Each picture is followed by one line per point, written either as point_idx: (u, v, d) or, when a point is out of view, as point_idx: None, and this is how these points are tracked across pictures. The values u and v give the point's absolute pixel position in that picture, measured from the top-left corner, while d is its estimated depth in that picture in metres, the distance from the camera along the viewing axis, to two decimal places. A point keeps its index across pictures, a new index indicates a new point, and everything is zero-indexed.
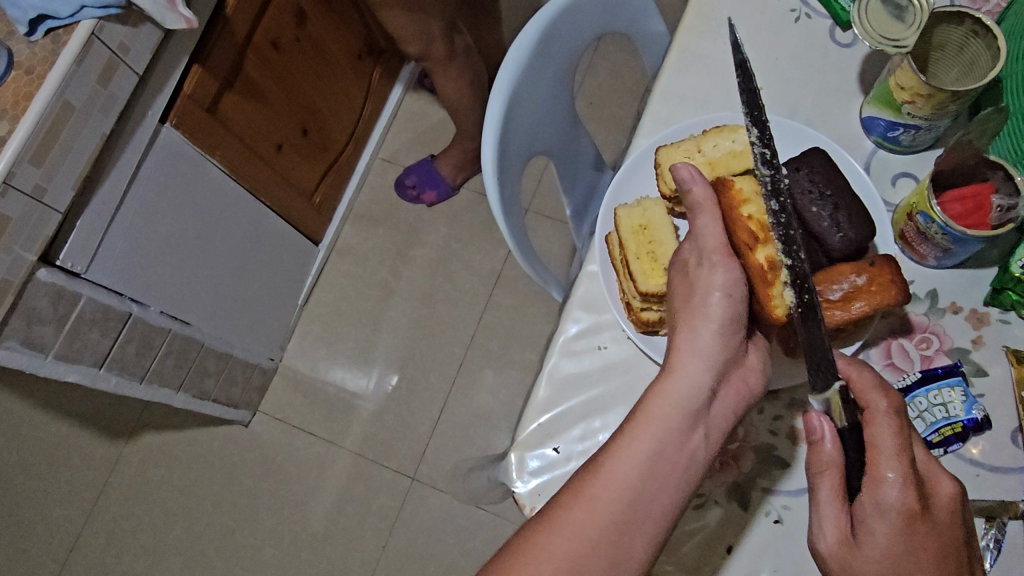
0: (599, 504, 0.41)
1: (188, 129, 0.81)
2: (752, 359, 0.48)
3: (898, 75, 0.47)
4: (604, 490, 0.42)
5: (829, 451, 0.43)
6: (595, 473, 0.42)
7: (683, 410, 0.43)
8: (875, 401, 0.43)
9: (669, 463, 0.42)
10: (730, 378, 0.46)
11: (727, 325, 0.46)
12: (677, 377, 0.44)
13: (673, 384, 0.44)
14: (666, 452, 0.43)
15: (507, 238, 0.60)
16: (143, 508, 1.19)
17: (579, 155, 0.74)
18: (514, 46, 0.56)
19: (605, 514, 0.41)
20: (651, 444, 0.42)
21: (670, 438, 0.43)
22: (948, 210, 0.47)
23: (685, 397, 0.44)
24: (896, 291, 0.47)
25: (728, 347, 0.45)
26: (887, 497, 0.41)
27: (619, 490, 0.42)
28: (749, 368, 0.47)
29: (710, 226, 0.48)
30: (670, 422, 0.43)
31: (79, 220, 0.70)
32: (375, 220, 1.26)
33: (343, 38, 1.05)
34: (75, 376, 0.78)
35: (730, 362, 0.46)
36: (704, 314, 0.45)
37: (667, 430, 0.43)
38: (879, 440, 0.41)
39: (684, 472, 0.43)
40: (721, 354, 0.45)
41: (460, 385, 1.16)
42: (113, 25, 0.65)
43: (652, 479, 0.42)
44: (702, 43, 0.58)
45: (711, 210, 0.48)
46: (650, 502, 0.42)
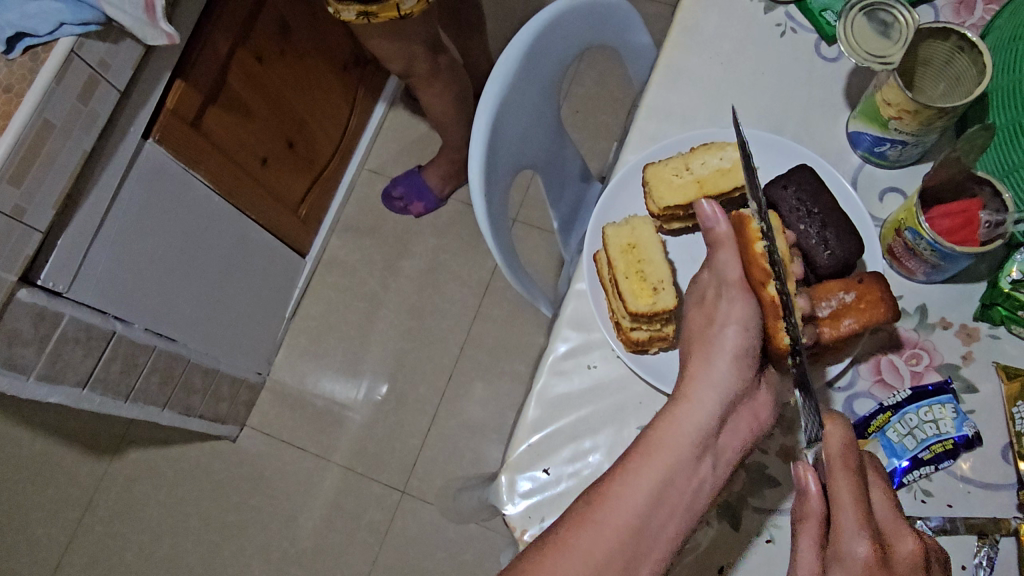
0: (607, 532, 0.41)
1: (172, 145, 0.80)
2: (764, 392, 0.47)
3: (883, 90, 0.47)
4: (616, 516, 0.41)
5: (811, 500, 0.43)
6: (603, 496, 0.42)
7: (693, 440, 0.43)
8: (836, 460, 0.44)
9: (676, 492, 0.42)
10: (740, 410, 0.45)
11: (744, 358, 0.45)
12: (692, 406, 0.44)
13: (686, 411, 0.44)
14: (676, 480, 0.42)
15: (495, 254, 0.59)
16: (129, 526, 1.17)
17: (566, 168, 0.74)
18: (500, 61, 0.55)
19: (613, 538, 0.41)
20: (663, 471, 0.42)
21: (679, 466, 0.42)
22: (936, 225, 0.47)
23: (696, 427, 0.43)
24: (885, 309, 0.47)
25: (744, 379, 0.45)
26: (846, 554, 0.42)
27: (626, 517, 0.41)
28: (759, 402, 0.46)
29: (730, 262, 0.47)
30: (682, 451, 0.43)
31: (60, 238, 0.69)
32: (362, 231, 1.25)
33: (328, 51, 1.04)
34: (58, 397, 0.77)
35: (745, 392, 0.45)
36: (722, 348, 0.45)
37: (679, 457, 0.42)
38: (839, 492, 0.43)
39: (693, 502, 0.43)
40: (736, 386, 0.45)
41: (449, 396, 1.15)
42: (93, 42, 0.65)
43: (662, 507, 0.42)
44: (687, 58, 0.58)
45: (728, 247, 0.48)
46: (657, 532, 0.42)
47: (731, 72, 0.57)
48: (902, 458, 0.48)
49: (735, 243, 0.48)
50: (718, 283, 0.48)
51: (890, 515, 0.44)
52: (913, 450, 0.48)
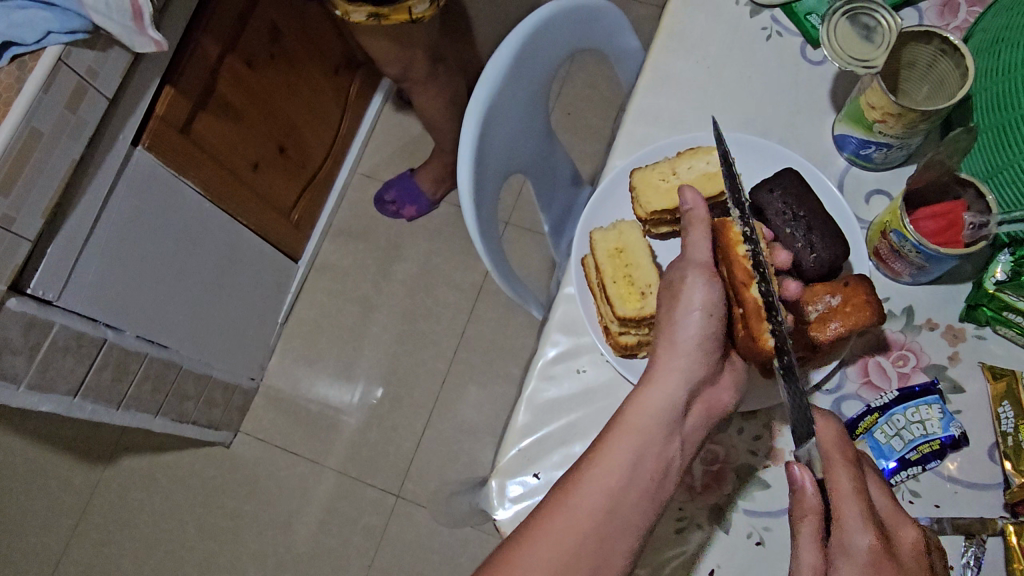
0: (578, 515, 0.42)
1: (161, 151, 0.80)
2: (726, 376, 0.47)
3: (868, 94, 0.48)
4: (587, 500, 0.42)
5: (809, 497, 0.43)
6: (575, 482, 0.43)
7: (661, 423, 0.44)
8: (833, 453, 0.44)
9: (645, 475, 0.43)
10: (704, 394, 0.45)
11: (706, 343, 0.45)
12: (660, 389, 0.44)
13: (653, 395, 0.44)
14: (644, 462, 0.43)
15: (485, 258, 0.60)
16: (123, 533, 1.17)
17: (556, 171, 0.74)
18: (488, 66, 0.55)
19: (585, 523, 0.42)
20: (630, 454, 0.43)
21: (647, 450, 0.43)
22: (921, 227, 0.48)
23: (663, 410, 0.44)
24: (870, 312, 0.47)
25: (708, 364, 0.45)
26: (849, 544, 0.42)
27: (597, 501, 0.42)
28: (722, 386, 0.46)
29: (700, 244, 0.48)
30: (650, 434, 0.43)
31: (50, 247, 0.69)
32: (355, 235, 1.25)
33: (318, 55, 1.04)
34: (49, 406, 0.77)
35: (708, 376, 0.45)
36: (687, 335, 0.45)
37: (647, 440, 0.43)
38: (837, 482, 0.43)
39: (662, 484, 0.43)
40: (700, 370, 0.45)
41: (443, 400, 1.15)
42: (81, 51, 0.65)
43: (634, 489, 0.42)
44: (674, 62, 0.58)
45: (701, 230, 0.48)
46: (630, 514, 0.42)
47: (718, 75, 0.57)
48: (890, 459, 0.48)
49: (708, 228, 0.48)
50: (685, 266, 0.47)
51: (889, 506, 0.44)
52: (901, 451, 0.48)
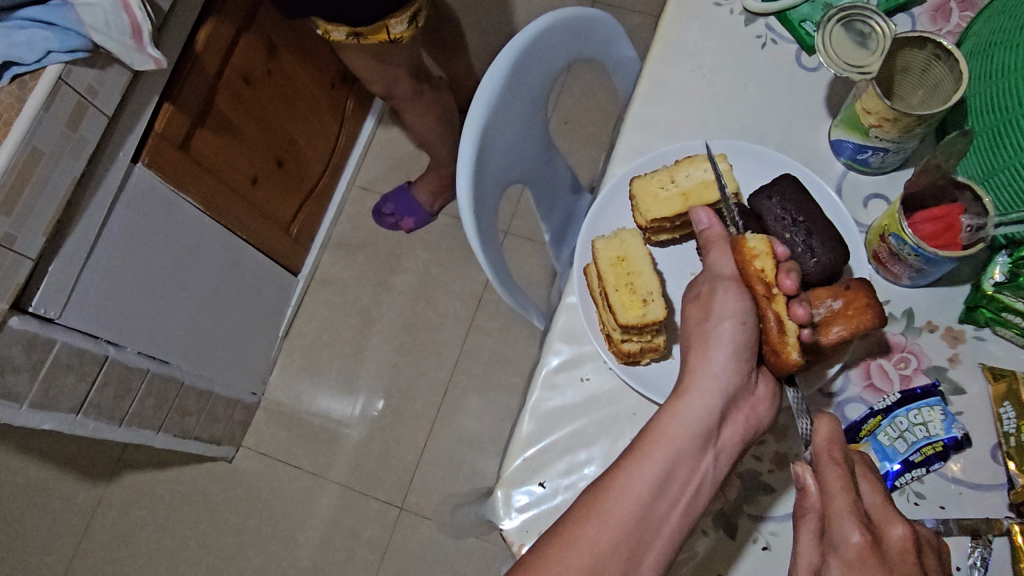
0: (611, 519, 0.42)
1: (161, 168, 0.80)
2: (761, 387, 0.48)
3: (863, 99, 0.48)
4: (619, 508, 0.43)
5: (813, 497, 0.45)
6: (608, 487, 0.43)
7: (695, 432, 0.44)
8: (824, 455, 0.44)
9: (678, 483, 0.43)
10: (739, 407, 0.46)
11: (738, 352, 0.46)
12: (696, 399, 0.45)
13: (690, 404, 0.45)
14: (678, 470, 0.44)
15: (486, 268, 0.60)
16: (126, 550, 1.16)
17: (555, 181, 0.75)
18: (486, 77, 0.56)
19: (617, 530, 0.42)
20: (664, 463, 0.43)
21: (681, 458, 0.44)
22: (919, 230, 0.48)
23: (697, 419, 0.44)
24: (873, 314, 0.47)
25: (743, 373, 0.46)
26: (838, 548, 0.42)
27: (631, 508, 0.42)
28: (758, 397, 0.47)
29: (721, 261, 0.49)
30: (684, 444, 0.44)
31: (51, 266, 0.69)
32: (353, 247, 1.26)
33: (316, 70, 1.05)
34: (51, 424, 0.77)
35: (742, 386, 0.46)
36: (726, 344, 0.46)
37: (681, 449, 0.44)
38: (828, 480, 0.43)
39: (694, 498, 0.44)
40: (734, 382, 0.45)
41: (446, 411, 1.15)
42: (80, 69, 0.65)
43: (664, 500, 0.43)
44: (670, 70, 0.58)
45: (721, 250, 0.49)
46: (660, 524, 0.43)
47: (714, 83, 0.58)
48: (893, 461, 0.48)
49: (726, 244, 0.49)
50: (711, 279, 0.49)
51: (880, 504, 0.43)
52: (904, 453, 0.48)
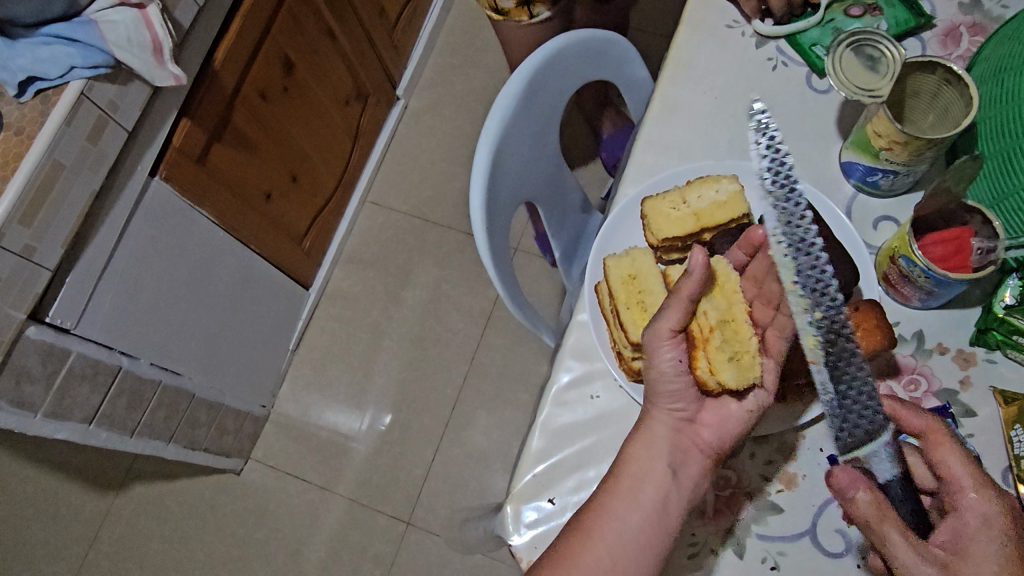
0: (594, 542, 0.46)
1: (178, 182, 0.81)
2: (708, 415, 0.50)
3: (874, 122, 0.48)
4: (603, 529, 0.46)
5: (864, 498, 0.44)
6: (593, 512, 0.47)
7: (652, 456, 0.48)
8: (938, 439, 0.45)
9: (647, 502, 0.47)
10: (687, 434, 0.49)
11: (673, 387, 0.48)
12: (649, 429, 0.49)
13: (647, 432, 0.49)
14: (643, 488, 0.47)
15: (496, 284, 0.61)
16: (133, 561, 1.17)
17: (567, 198, 0.75)
18: (500, 98, 0.57)
19: (599, 552, 0.46)
20: (629, 485, 0.47)
21: (644, 478, 0.47)
22: (929, 252, 0.48)
23: (650, 448, 0.48)
24: (881, 335, 0.48)
25: (687, 405, 0.49)
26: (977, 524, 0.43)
27: (609, 528, 0.46)
28: (703, 423, 0.49)
29: (668, 313, 0.47)
30: (649, 464, 0.48)
31: (68, 278, 0.70)
32: (365, 262, 1.27)
33: (331, 87, 1.07)
34: (64, 434, 0.78)
35: (685, 413, 0.49)
36: (660, 385, 0.48)
37: (649, 470, 0.48)
38: (947, 461, 0.44)
39: (664, 512, 0.47)
40: (677, 410, 0.49)
41: (454, 426, 1.15)
42: (103, 85, 0.66)
43: (638, 514, 0.46)
44: (682, 90, 0.59)
45: (678, 306, 0.46)
46: (638, 540, 0.46)
47: (725, 105, 0.59)
48: None
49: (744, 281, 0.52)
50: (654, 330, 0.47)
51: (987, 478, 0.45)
52: None
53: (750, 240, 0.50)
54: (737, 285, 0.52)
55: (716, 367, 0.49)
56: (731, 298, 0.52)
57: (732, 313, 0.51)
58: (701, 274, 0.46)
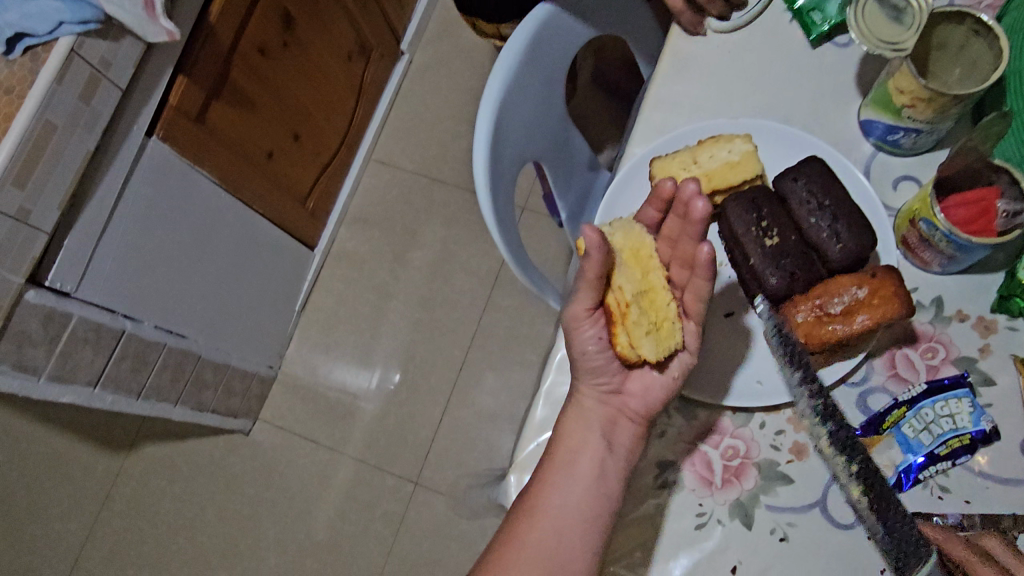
0: (540, 516, 0.48)
1: (176, 142, 0.79)
2: (634, 385, 0.51)
3: (897, 78, 0.46)
4: (547, 502, 0.48)
5: None
6: (537, 488, 0.48)
7: (583, 426, 0.50)
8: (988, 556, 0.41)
9: (580, 471, 0.48)
10: (613, 405, 0.50)
11: (597, 364, 0.49)
12: (579, 403, 0.50)
13: (579, 408, 0.50)
14: (578, 459, 0.49)
15: (502, 249, 0.59)
16: (146, 518, 1.18)
17: (573, 158, 0.73)
18: (502, 55, 0.54)
19: (544, 526, 0.47)
20: (566, 457, 0.49)
21: (578, 452, 0.49)
22: (952, 215, 0.46)
23: (582, 422, 0.50)
24: (898, 304, 0.46)
25: (612, 379, 0.50)
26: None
27: (553, 502, 0.48)
28: (630, 394, 0.51)
29: (580, 297, 0.48)
30: (582, 434, 0.49)
31: (66, 240, 0.69)
32: (370, 222, 1.25)
33: (332, 43, 1.03)
34: (69, 396, 0.78)
35: (610, 385, 0.50)
36: (584, 364, 0.49)
37: (582, 441, 0.49)
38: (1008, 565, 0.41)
39: (603, 478, 0.48)
40: (602, 383, 0.50)
41: (461, 387, 1.15)
42: (93, 41, 0.64)
43: (576, 483, 0.48)
44: (694, 46, 0.56)
45: (588, 288, 0.47)
46: (580, 506, 0.47)
47: (740, 60, 0.56)
48: (918, 453, 0.47)
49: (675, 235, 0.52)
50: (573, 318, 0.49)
51: None
52: (929, 446, 0.47)
53: (660, 195, 0.50)
54: (651, 251, 0.53)
55: (636, 340, 0.50)
56: (647, 267, 0.53)
57: (649, 282, 0.53)
58: (598, 258, 0.45)
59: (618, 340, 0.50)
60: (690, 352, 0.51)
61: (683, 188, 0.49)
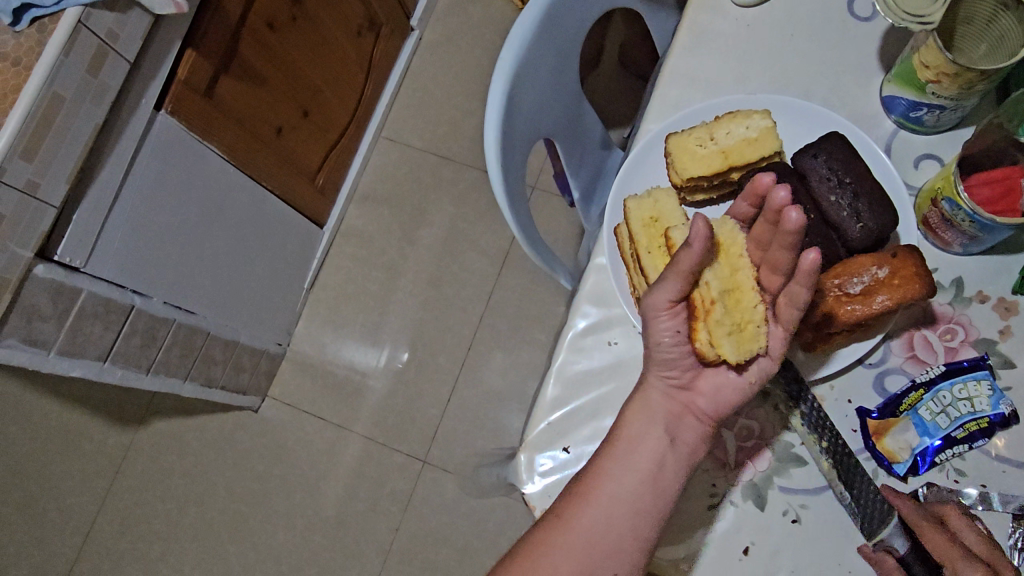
0: (592, 504, 0.46)
1: (184, 116, 0.79)
2: (704, 384, 0.49)
3: (921, 53, 0.45)
4: (602, 491, 0.46)
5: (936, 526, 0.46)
6: (591, 474, 0.47)
7: (649, 418, 0.48)
8: None
9: (642, 466, 0.46)
10: (681, 400, 0.48)
11: (671, 357, 0.47)
12: (645, 394, 0.48)
13: (643, 398, 0.48)
14: (640, 451, 0.47)
15: (512, 226, 0.59)
16: (156, 493, 1.19)
17: (586, 135, 0.72)
18: (515, 28, 0.53)
19: (599, 515, 0.46)
20: (626, 447, 0.47)
21: (640, 444, 0.47)
22: (975, 194, 0.45)
23: (648, 414, 0.48)
24: (920, 285, 0.45)
25: (685, 373, 0.48)
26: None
27: (608, 491, 0.46)
28: (700, 392, 0.49)
29: (665, 285, 0.45)
30: (645, 426, 0.47)
31: (75, 215, 0.69)
32: (379, 200, 1.25)
33: (342, 17, 1.02)
34: (79, 371, 0.78)
35: (678, 380, 0.48)
36: (657, 353, 0.47)
37: (645, 433, 0.47)
38: None
39: (659, 475, 0.46)
40: (672, 377, 0.48)
41: (469, 367, 1.14)
42: (101, 12, 0.63)
43: (634, 476, 0.46)
44: (713, 18, 0.55)
45: (676, 277, 0.44)
46: (635, 501, 0.46)
47: (759, 35, 0.54)
48: (935, 436, 0.47)
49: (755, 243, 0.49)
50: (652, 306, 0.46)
51: None
52: (947, 429, 0.46)
53: (756, 188, 0.46)
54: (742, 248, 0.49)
55: (716, 340, 0.47)
56: (736, 265, 0.49)
57: (736, 281, 0.49)
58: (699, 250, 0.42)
59: (698, 339, 0.47)
60: (772, 359, 0.48)
61: (773, 194, 0.43)
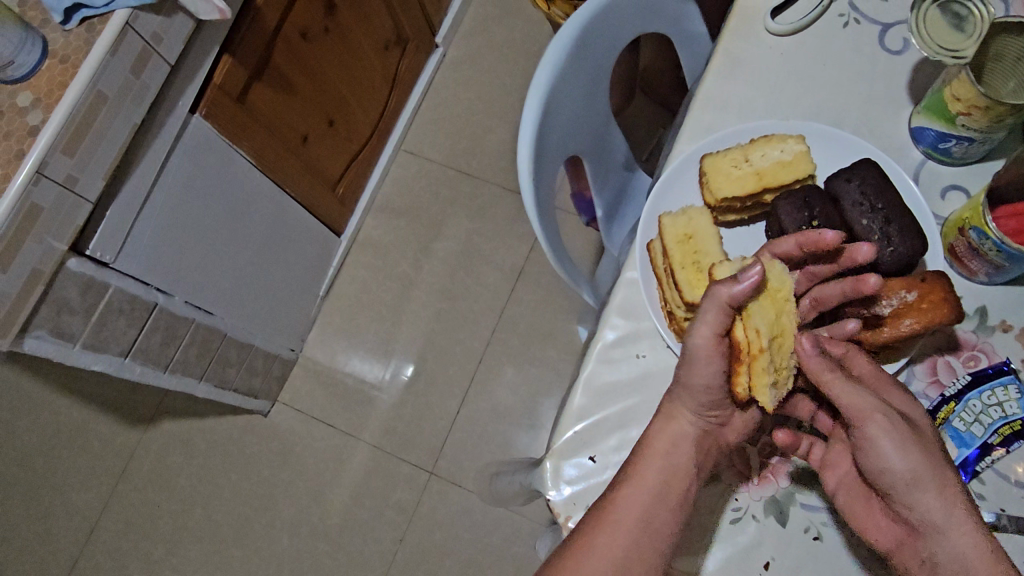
0: (620, 528, 0.46)
1: (217, 120, 0.80)
2: (737, 419, 0.50)
3: (954, 85, 0.46)
4: (623, 516, 0.46)
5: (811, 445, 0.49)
6: (613, 500, 0.47)
7: (679, 450, 0.48)
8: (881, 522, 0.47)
9: (671, 497, 0.47)
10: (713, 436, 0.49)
11: (713, 397, 0.47)
12: (680, 427, 0.48)
13: (674, 430, 0.48)
14: (671, 481, 0.47)
15: (540, 239, 0.60)
16: (162, 494, 1.19)
17: (612, 154, 0.73)
18: (552, 47, 0.55)
19: (626, 539, 0.46)
20: (659, 477, 0.47)
21: (669, 473, 0.47)
22: (1003, 226, 0.47)
23: (677, 444, 0.48)
24: (948, 309, 0.46)
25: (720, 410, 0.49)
26: (902, 399, 0.46)
27: (634, 517, 0.46)
28: (731, 428, 0.50)
29: (709, 320, 0.46)
30: (673, 457, 0.48)
31: (109, 211, 0.70)
32: (397, 212, 1.26)
33: (371, 31, 1.04)
34: (101, 365, 0.79)
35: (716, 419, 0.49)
36: (697, 389, 0.47)
37: (675, 463, 0.48)
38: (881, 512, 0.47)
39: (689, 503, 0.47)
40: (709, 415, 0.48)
41: (478, 381, 1.15)
42: (147, 15, 0.65)
43: (664, 507, 0.47)
44: (746, 45, 0.57)
45: (717, 315, 0.45)
46: (662, 529, 0.46)
47: (792, 63, 0.56)
48: (971, 446, 0.48)
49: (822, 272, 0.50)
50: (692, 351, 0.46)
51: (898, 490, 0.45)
52: (982, 437, 0.48)
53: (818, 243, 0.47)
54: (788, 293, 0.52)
55: (757, 385, 0.49)
56: (781, 309, 0.51)
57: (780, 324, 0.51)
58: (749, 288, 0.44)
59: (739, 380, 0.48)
60: None
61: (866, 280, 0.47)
